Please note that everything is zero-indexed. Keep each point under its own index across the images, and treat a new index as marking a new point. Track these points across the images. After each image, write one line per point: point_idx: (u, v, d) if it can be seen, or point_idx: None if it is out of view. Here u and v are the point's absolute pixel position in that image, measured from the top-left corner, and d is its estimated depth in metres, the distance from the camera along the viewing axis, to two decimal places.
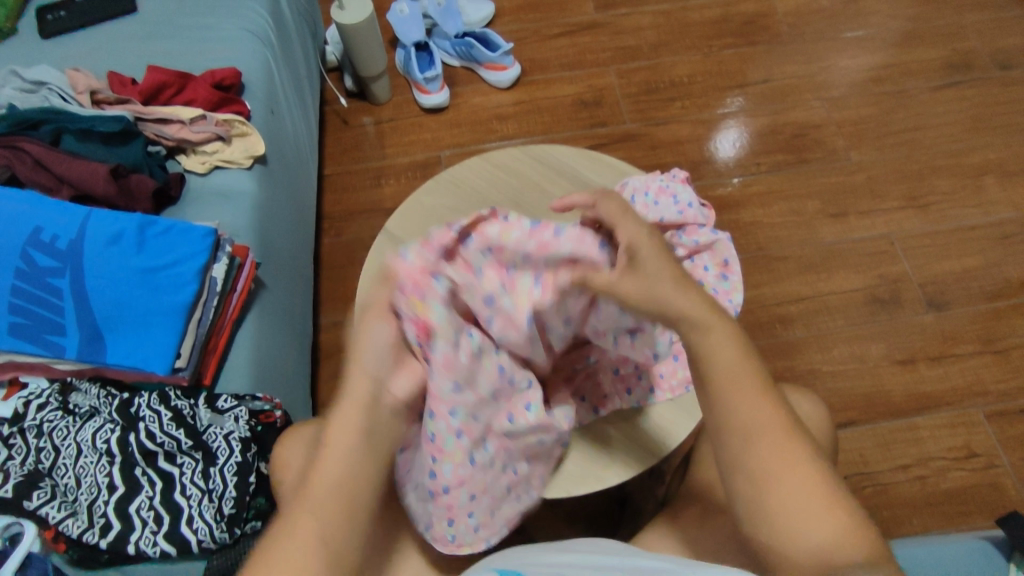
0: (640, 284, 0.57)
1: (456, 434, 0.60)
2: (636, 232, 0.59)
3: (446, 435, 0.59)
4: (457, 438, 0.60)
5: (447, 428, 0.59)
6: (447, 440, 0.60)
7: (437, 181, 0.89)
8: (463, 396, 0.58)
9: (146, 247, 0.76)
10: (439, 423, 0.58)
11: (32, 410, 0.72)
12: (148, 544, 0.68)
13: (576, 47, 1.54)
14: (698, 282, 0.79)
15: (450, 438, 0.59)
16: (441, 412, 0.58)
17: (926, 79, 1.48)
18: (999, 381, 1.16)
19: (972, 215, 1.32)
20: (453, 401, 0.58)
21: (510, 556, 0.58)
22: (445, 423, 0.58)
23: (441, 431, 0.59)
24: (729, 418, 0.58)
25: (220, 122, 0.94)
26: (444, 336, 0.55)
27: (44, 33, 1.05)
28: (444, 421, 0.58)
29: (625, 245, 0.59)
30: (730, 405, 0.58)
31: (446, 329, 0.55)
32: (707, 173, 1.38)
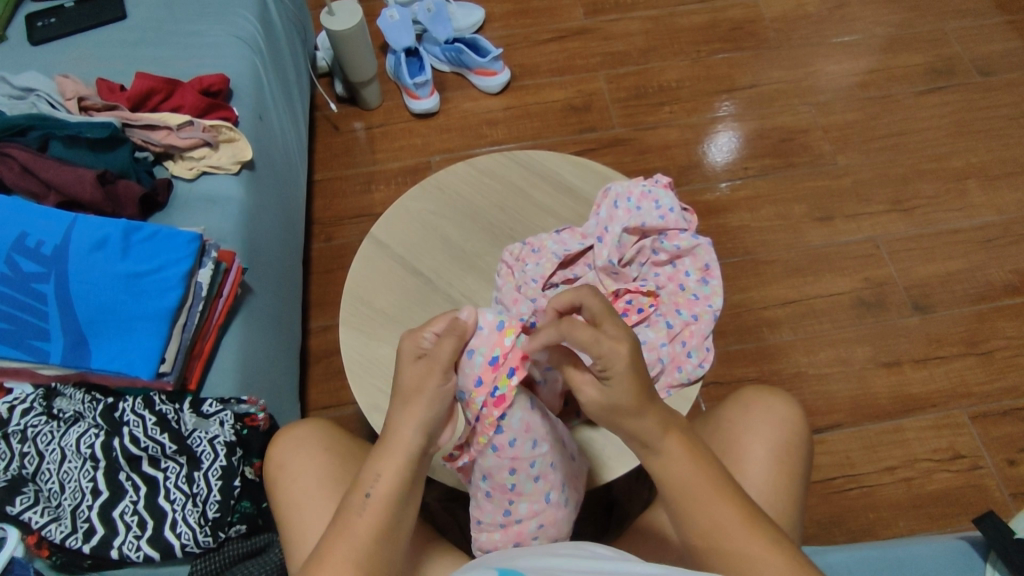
0: (602, 403, 0.60)
1: (512, 469, 0.64)
2: (615, 356, 0.58)
3: (500, 469, 0.64)
4: (509, 475, 0.64)
5: (502, 464, 0.64)
6: (502, 474, 0.64)
7: (422, 186, 0.90)
8: (523, 439, 0.63)
9: (132, 252, 0.76)
10: (495, 458, 0.64)
11: (16, 415, 0.72)
12: (131, 549, 0.68)
13: (565, 52, 1.55)
14: (677, 287, 0.80)
15: (506, 472, 0.64)
16: (501, 447, 0.63)
17: (910, 85, 1.49)
18: (983, 383, 1.17)
19: (956, 218, 1.33)
20: (510, 439, 0.63)
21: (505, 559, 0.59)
22: (502, 458, 0.64)
23: (495, 464, 0.64)
24: (680, 484, 0.58)
25: (207, 128, 0.94)
26: (495, 379, 0.63)
27: (33, 39, 1.05)
28: (500, 457, 0.63)
29: (604, 364, 0.58)
30: (680, 471, 0.58)
31: (494, 372, 0.62)
32: (696, 177, 1.39)
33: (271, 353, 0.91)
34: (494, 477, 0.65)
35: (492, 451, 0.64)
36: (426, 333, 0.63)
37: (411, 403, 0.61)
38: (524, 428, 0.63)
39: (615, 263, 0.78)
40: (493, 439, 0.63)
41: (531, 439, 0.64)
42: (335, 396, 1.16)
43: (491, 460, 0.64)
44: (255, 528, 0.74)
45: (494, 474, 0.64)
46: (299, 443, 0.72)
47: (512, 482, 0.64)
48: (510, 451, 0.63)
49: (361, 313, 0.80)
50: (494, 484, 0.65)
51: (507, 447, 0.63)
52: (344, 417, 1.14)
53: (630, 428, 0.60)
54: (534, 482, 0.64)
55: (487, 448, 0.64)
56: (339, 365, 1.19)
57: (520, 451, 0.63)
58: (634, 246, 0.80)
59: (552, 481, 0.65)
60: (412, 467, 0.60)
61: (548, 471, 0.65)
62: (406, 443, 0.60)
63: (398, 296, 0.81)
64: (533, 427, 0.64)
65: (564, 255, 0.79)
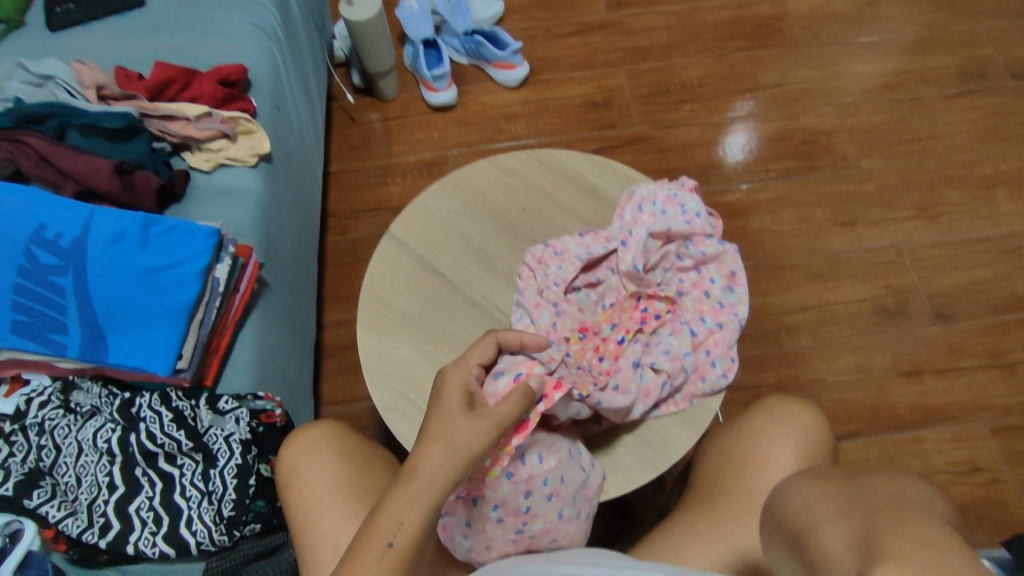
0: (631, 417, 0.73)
1: (528, 492, 0.61)
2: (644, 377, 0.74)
3: (515, 497, 0.61)
4: (525, 499, 0.61)
5: (517, 490, 0.60)
6: (517, 500, 0.61)
7: (443, 184, 0.88)
8: (533, 454, 0.62)
9: (149, 246, 0.76)
10: (510, 486, 0.60)
11: (34, 407, 0.72)
12: (147, 545, 0.67)
13: (585, 47, 1.52)
14: (702, 294, 0.78)
15: (520, 498, 0.61)
16: (514, 471, 0.60)
17: (940, 87, 1.46)
18: (1006, 396, 1.15)
19: (983, 226, 1.31)
20: (522, 459, 0.61)
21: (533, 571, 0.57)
22: (517, 483, 0.60)
23: (511, 492, 0.60)
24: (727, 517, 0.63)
25: (225, 120, 0.94)
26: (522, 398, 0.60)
27: (52, 25, 1.04)
28: (515, 484, 0.60)
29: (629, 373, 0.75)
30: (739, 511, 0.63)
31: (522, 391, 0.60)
32: (716, 178, 1.36)
33: (287, 348, 0.91)
34: (509, 507, 0.61)
35: (506, 481, 0.60)
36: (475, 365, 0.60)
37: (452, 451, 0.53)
38: (528, 440, 0.62)
39: (639, 269, 0.76)
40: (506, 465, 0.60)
41: (536, 451, 0.62)
42: (348, 392, 1.16)
43: (507, 490, 0.60)
44: (270, 526, 0.74)
45: (509, 503, 0.61)
46: (314, 443, 0.72)
47: (528, 506, 0.61)
48: (523, 474, 0.61)
49: (379, 313, 0.79)
50: (509, 514, 0.61)
51: (521, 471, 0.60)
52: (357, 413, 1.14)
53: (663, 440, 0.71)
54: (547, 500, 0.62)
55: (501, 478, 0.60)
56: (353, 360, 1.19)
57: (532, 469, 0.61)
58: (659, 251, 0.79)
59: (565, 497, 0.63)
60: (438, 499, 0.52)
61: (560, 487, 0.63)
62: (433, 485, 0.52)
63: (417, 296, 0.80)
64: (541, 442, 0.63)
65: (587, 259, 0.78)
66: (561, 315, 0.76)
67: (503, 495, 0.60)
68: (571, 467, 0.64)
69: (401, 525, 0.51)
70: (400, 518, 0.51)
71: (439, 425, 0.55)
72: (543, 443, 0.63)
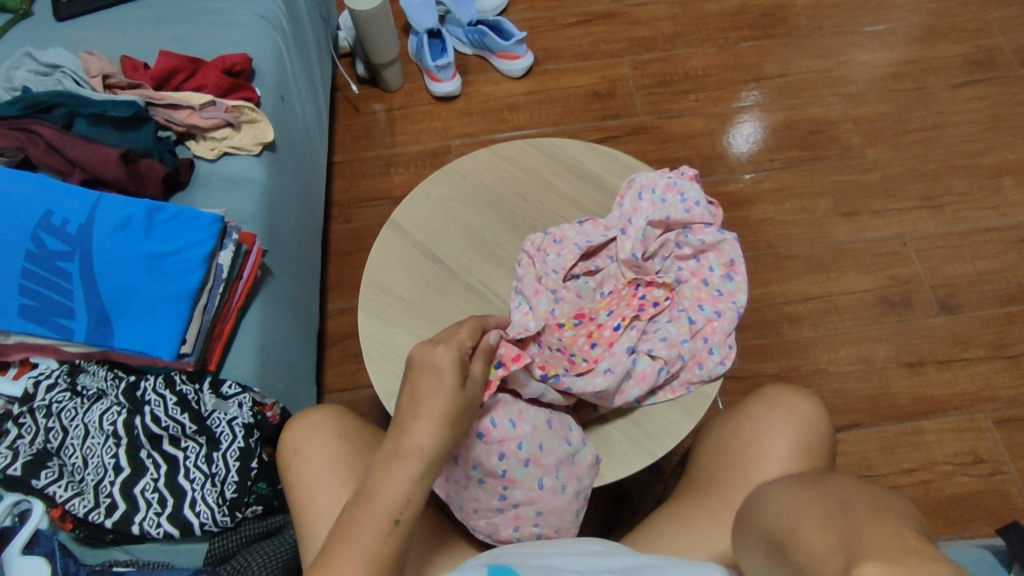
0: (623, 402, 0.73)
1: (501, 455, 0.64)
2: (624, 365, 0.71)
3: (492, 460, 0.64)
4: (501, 463, 0.64)
5: (492, 453, 0.63)
6: (493, 463, 0.64)
7: (443, 172, 0.89)
8: (506, 420, 0.64)
9: (154, 232, 0.77)
10: (484, 448, 0.63)
11: (41, 390, 0.73)
12: (152, 525, 0.69)
13: (590, 37, 1.52)
14: (700, 283, 0.78)
15: (496, 461, 0.64)
16: (486, 432, 0.63)
17: (948, 77, 1.44)
18: (1008, 387, 1.14)
19: (988, 217, 1.30)
20: (495, 424, 0.64)
21: (531, 556, 0.58)
22: (490, 445, 0.63)
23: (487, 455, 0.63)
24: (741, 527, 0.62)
25: (229, 108, 0.94)
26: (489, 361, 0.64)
27: (59, 15, 1.05)
28: (490, 447, 0.63)
29: None
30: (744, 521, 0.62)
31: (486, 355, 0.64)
32: (719, 168, 1.36)
33: (290, 334, 0.92)
34: (486, 469, 0.64)
35: (480, 442, 0.63)
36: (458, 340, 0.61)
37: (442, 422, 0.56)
38: (503, 407, 0.65)
39: (638, 257, 0.77)
40: (478, 426, 0.63)
41: (512, 416, 0.65)
42: (351, 379, 1.17)
43: (482, 452, 0.63)
44: (271, 509, 0.75)
45: (486, 466, 0.64)
46: (311, 427, 0.73)
47: (504, 469, 0.64)
48: (497, 438, 0.63)
49: (380, 299, 0.80)
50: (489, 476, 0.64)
51: (494, 435, 0.63)
52: (360, 400, 1.15)
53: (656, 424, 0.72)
54: (525, 465, 0.64)
55: (474, 439, 0.63)
56: (355, 348, 1.20)
57: (505, 432, 0.64)
58: (658, 239, 0.79)
59: (544, 466, 0.65)
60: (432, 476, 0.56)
61: (537, 454, 0.65)
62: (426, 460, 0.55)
63: (417, 283, 0.81)
64: (515, 408, 0.65)
65: (586, 247, 0.78)
66: (559, 301, 0.76)
67: (479, 456, 0.63)
68: (549, 436, 0.66)
69: (405, 501, 0.53)
70: (405, 495, 0.53)
71: (427, 402, 0.57)
72: (519, 410, 0.66)
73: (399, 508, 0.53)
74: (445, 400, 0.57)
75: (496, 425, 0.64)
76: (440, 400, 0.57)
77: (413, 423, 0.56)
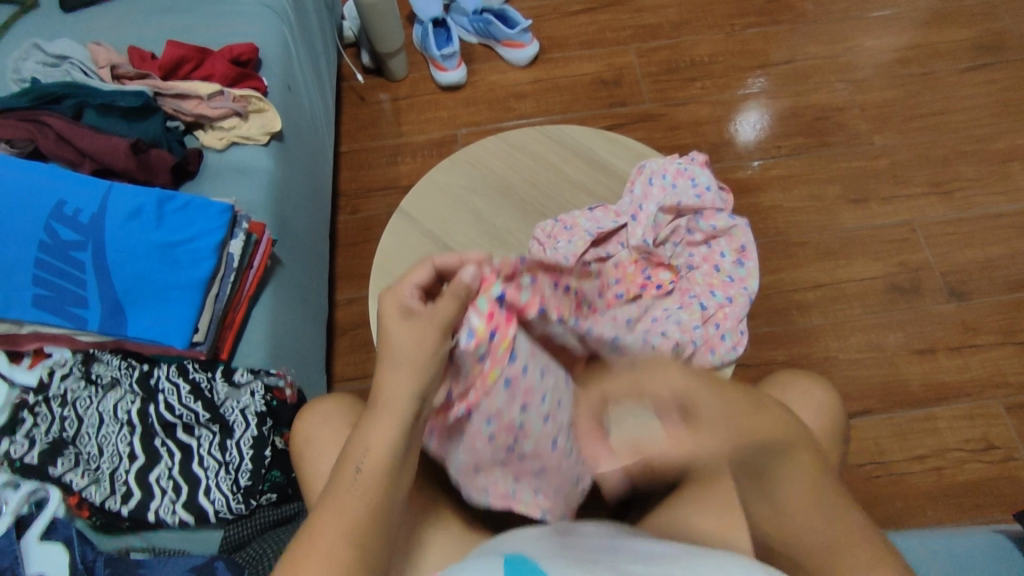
0: None
1: (523, 405, 0.61)
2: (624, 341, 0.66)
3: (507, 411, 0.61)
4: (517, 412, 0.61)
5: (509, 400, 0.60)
6: (513, 413, 0.61)
7: (452, 160, 0.88)
8: (534, 368, 0.61)
9: (165, 222, 0.77)
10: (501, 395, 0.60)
11: (56, 379, 0.74)
12: (168, 512, 0.70)
13: (595, 25, 1.51)
14: (713, 268, 0.78)
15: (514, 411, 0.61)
16: (512, 378, 0.60)
17: (958, 61, 1.43)
18: (1020, 373, 1.14)
19: (999, 202, 1.29)
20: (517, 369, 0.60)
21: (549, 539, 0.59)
22: (512, 392, 0.60)
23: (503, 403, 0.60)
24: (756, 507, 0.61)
25: (237, 98, 0.94)
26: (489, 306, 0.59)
27: (66, 5, 1.05)
28: (509, 394, 0.60)
29: None
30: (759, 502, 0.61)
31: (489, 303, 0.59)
32: (727, 156, 1.35)
33: (301, 324, 0.92)
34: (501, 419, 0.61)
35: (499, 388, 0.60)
36: (408, 289, 0.60)
37: (405, 369, 0.56)
38: (532, 352, 0.61)
39: (649, 243, 0.77)
40: (505, 370, 0.59)
41: (539, 365, 0.61)
42: (361, 368, 1.17)
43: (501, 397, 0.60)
44: (285, 496, 0.75)
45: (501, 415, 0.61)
46: (326, 414, 0.73)
47: (522, 420, 0.61)
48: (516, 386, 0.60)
49: (391, 287, 0.80)
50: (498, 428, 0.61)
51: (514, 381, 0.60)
52: (370, 389, 1.15)
53: None
54: (544, 419, 0.62)
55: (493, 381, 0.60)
56: (365, 338, 1.20)
57: (531, 382, 0.61)
58: (669, 225, 0.79)
59: (561, 424, 0.62)
60: (404, 429, 0.57)
61: (558, 411, 0.62)
62: (399, 411, 0.56)
63: None
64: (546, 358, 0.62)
65: (597, 233, 0.78)
66: None
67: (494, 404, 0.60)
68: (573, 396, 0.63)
69: (369, 450, 0.56)
70: (367, 444, 0.56)
71: (391, 353, 0.57)
72: (549, 361, 0.62)
73: (362, 458, 0.56)
74: (403, 346, 0.57)
75: (523, 372, 0.60)
76: (398, 348, 0.57)
77: (383, 372, 0.57)
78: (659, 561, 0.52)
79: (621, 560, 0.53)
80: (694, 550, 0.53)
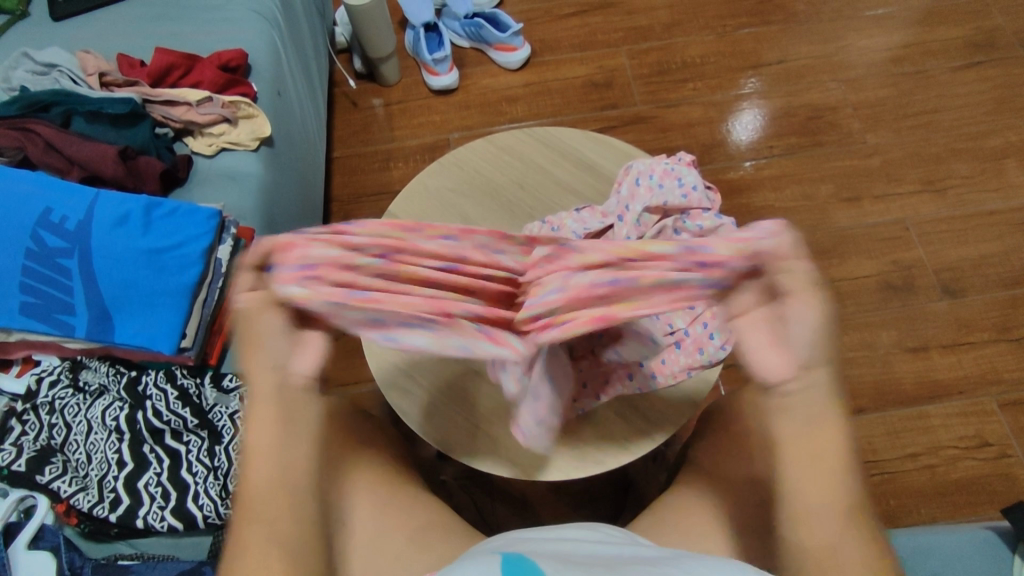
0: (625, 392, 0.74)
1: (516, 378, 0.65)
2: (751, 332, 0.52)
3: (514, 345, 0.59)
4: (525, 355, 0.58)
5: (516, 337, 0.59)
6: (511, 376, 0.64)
7: (440, 163, 0.88)
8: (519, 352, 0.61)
9: (152, 228, 0.76)
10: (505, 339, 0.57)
11: (44, 387, 0.74)
12: (156, 519, 0.69)
13: (586, 27, 1.51)
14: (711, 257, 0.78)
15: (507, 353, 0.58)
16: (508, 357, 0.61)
17: (948, 59, 1.43)
18: (1013, 370, 1.14)
19: (991, 200, 1.29)
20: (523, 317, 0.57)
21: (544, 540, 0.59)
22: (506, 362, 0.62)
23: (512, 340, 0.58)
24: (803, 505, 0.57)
25: (226, 104, 0.94)
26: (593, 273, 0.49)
27: (55, 14, 1.05)
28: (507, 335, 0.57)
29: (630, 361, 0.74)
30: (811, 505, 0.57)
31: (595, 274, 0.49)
32: (719, 156, 1.36)
33: None
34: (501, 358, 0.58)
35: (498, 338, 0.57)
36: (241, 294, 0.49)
37: (259, 355, 0.51)
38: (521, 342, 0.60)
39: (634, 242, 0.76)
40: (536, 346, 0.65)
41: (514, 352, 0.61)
42: (353, 373, 1.17)
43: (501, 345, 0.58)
44: None
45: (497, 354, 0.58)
46: None
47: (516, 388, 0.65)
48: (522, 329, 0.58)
49: None
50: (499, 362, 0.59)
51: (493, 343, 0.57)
52: (363, 395, 1.15)
53: (651, 410, 0.74)
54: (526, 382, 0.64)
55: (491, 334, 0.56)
56: (357, 342, 1.20)
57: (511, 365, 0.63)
58: (656, 226, 0.77)
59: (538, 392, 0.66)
60: (281, 409, 0.54)
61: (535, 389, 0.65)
62: (269, 396, 0.53)
63: None
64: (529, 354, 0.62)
65: (584, 234, 0.78)
66: None
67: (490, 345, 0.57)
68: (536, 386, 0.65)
69: (257, 449, 0.55)
70: (256, 441, 0.54)
71: (245, 351, 0.52)
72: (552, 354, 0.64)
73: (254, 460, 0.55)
74: (252, 340, 0.50)
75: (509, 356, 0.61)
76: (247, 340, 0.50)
77: (244, 365, 0.52)
78: (651, 565, 0.51)
79: (617, 562, 0.52)
80: (685, 555, 0.53)
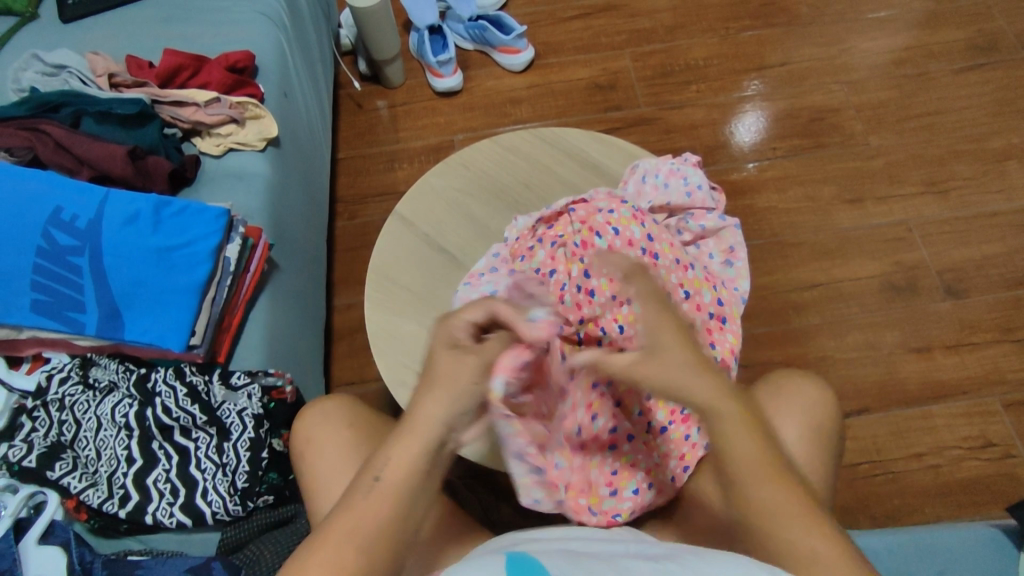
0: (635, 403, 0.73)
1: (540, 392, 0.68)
2: None
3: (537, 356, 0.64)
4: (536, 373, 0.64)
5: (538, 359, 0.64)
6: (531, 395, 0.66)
7: (447, 162, 0.89)
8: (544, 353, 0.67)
9: (161, 227, 0.77)
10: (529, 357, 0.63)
11: (54, 384, 0.74)
12: (165, 515, 0.70)
13: (589, 30, 1.52)
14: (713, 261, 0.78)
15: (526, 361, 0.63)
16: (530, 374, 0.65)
17: (950, 61, 1.44)
18: (1017, 371, 1.14)
19: (993, 201, 1.29)
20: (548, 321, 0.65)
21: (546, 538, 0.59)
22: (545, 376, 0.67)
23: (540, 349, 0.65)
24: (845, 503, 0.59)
25: (234, 105, 0.95)
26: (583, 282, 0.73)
27: (65, 16, 1.06)
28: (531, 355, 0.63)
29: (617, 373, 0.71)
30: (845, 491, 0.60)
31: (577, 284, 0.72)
32: (722, 157, 1.36)
33: (298, 327, 0.93)
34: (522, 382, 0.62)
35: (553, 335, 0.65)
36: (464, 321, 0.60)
37: (436, 389, 0.58)
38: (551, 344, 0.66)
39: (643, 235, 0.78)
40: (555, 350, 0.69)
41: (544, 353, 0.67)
42: (359, 372, 1.18)
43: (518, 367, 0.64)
44: (283, 498, 0.76)
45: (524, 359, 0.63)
46: (322, 415, 0.74)
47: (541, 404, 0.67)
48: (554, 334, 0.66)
49: (384, 289, 0.80)
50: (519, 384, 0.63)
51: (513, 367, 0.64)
52: (368, 394, 1.16)
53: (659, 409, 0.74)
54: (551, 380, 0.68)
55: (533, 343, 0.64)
56: (363, 342, 1.21)
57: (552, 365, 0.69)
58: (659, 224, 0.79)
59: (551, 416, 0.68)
60: (427, 462, 0.57)
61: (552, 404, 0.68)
62: (425, 437, 0.57)
63: (421, 273, 0.81)
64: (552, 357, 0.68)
65: None
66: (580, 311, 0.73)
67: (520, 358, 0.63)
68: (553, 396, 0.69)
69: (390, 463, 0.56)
70: (387, 458, 0.57)
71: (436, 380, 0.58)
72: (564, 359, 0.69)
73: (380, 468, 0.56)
74: (445, 370, 0.58)
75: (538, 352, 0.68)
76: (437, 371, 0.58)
77: (423, 397, 0.58)
78: (659, 560, 0.51)
79: (624, 558, 0.52)
80: (692, 549, 0.52)
